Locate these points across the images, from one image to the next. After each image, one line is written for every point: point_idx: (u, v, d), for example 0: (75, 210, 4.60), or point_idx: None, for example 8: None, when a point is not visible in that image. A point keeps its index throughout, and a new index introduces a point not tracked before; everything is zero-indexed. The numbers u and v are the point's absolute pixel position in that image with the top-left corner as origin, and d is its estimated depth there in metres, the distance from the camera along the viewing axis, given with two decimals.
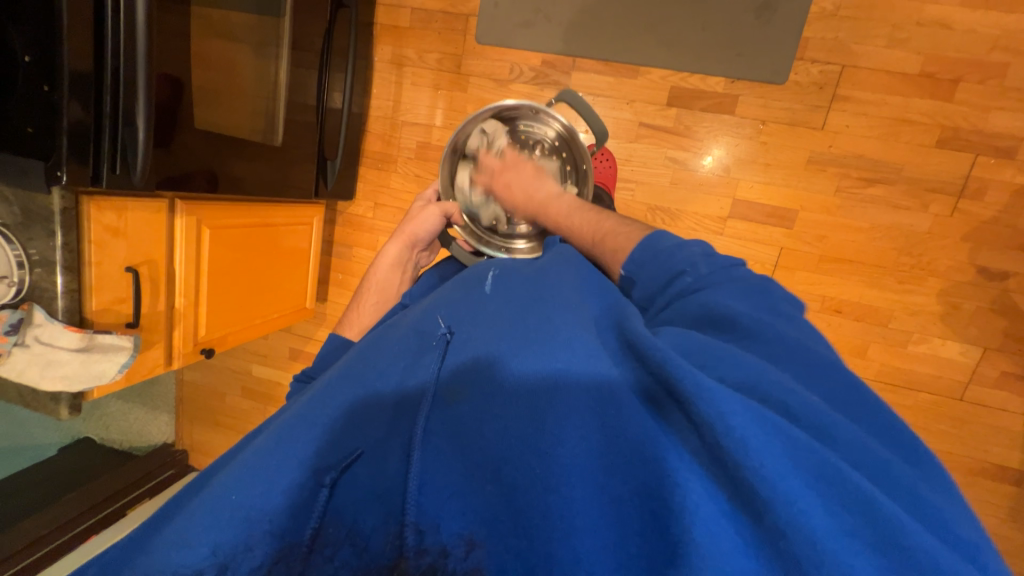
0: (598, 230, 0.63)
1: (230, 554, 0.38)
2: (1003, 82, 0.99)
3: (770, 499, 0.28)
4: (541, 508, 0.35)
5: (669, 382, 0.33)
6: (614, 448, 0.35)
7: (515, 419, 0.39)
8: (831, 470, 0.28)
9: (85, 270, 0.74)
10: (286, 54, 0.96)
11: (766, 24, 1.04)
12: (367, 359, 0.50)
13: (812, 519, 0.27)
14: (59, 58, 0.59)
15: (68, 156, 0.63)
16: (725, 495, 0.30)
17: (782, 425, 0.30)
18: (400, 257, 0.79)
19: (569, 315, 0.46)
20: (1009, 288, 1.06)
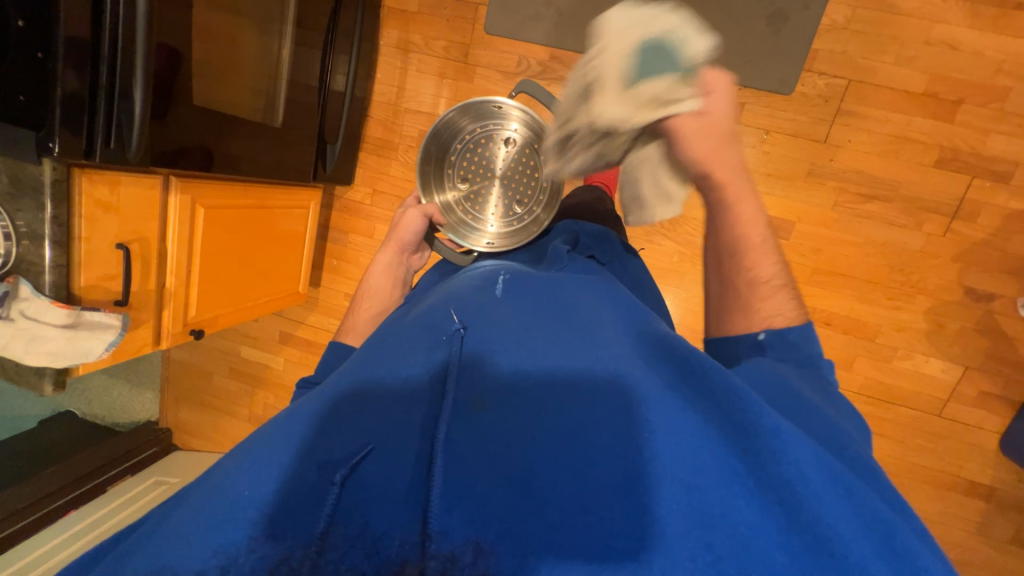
0: (767, 280, 0.56)
1: (231, 555, 0.33)
2: (1004, 106, 1.00)
3: (828, 532, 0.34)
4: (578, 513, 0.36)
5: (736, 417, 0.39)
6: (653, 468, 0.37)
7: (554, 425, 0.40)
8: (850, 487, 0.36)
9: (74, 245, 0.72)
10: (290, 33, 0.94)
11: (777, 32, 1.03)
12: (378, 355, 0.49)
13: (859, 548, 0.33)
14: (55, 24, 0.57)
15: (60, 126, 0.61)
16: (775, 521, 0.35)
17: (831, 464, 0.37)
18: (392, 264, 0.77)
19: (595, 331, 0.49)
20: (993, 310, 1.08)
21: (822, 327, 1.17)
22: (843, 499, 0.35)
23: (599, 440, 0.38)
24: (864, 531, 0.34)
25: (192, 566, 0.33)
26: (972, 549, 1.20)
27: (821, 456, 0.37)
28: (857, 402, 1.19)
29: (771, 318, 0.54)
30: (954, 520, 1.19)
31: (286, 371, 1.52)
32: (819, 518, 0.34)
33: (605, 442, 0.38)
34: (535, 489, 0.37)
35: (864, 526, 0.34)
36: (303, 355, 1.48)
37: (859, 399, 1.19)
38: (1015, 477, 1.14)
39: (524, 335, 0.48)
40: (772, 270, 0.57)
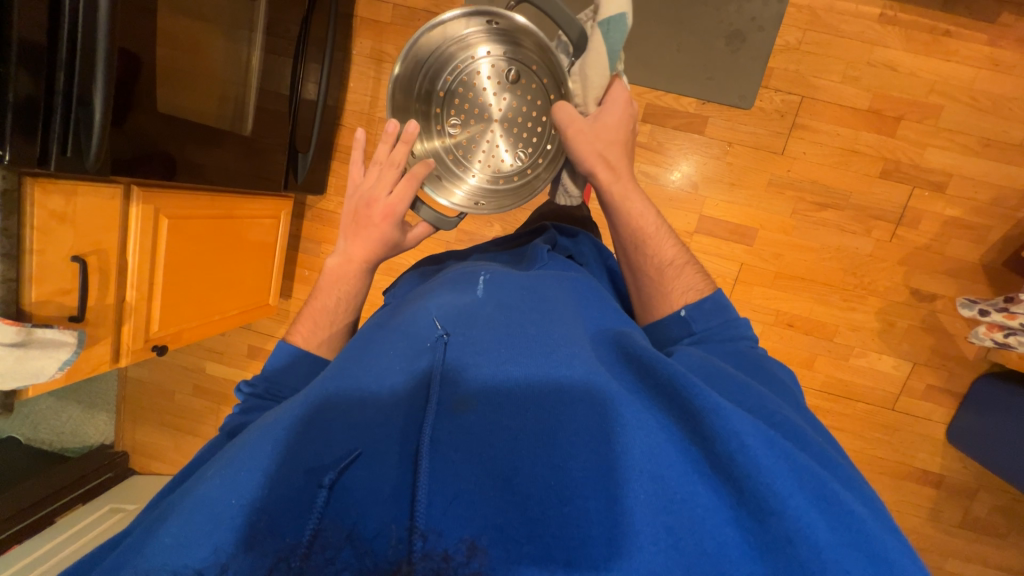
0: (664, 259, 0.67)
1: (230, 555, 0.35)
2: (938, 122, 1.10)
3: (785, 518, 0.35)
4: (559, 509, 0.37)
5: (686, 406, 0.41)
6: (627, 463, 0.38)
7: (532, 423, 0.41)
8: (803, 470, 0.38)
9: (24, 259, 0.68)
10: (260, 40, 0.92)
11: (736, 51, 1.10)
12: (360, 362, 0.49)
13: (816, 531, 0.35)
14: (9, 30, 0.55)
15: (12, 133, 0.58)
16: (733, 506, 0.37)
17: (788, 451, 0.38)
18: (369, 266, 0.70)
19: (570, 331, 0.50)
20: (936, 309, 1.17)
21: (785, 328, 1.24)
22: (795, 478, 0.37)
23: (573, 437, 0.39)
24: (817, 505, 0.36)
25: (195, 563, 0.35)
26: (925, 534, 1.27)
27: (777, 441, 0.38)
28: (819, 399, 1.25)
29: (684, 293, 0.64)
30: (908, 508, 1.27)
31: None
32: (773, 500, 0.36)
33: (579, 440, 0.39)
34: (518, 487, 0.38)
35: (823, 510, 0.36)
36: None
37: (820, 397, 1.25)
38: (960, 465, 1.23)
39: (502, 336, 0.49)
40: (674, 251, 0.68)
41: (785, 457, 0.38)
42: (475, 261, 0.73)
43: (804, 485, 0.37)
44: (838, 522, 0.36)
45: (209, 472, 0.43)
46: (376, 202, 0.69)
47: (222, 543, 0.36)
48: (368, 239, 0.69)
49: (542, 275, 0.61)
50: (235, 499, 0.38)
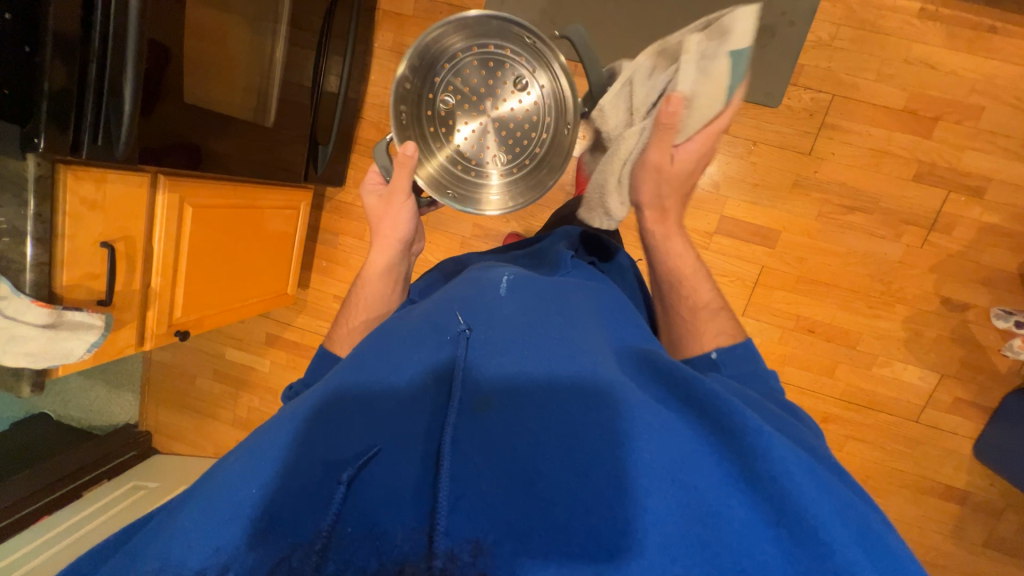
0: (695, 301, 0.67)
1: (233, 554, 0.35)
2: (978, 124, 1.04)
3: (831, 541, 0.35)
4: (581, 517, 0.36)
5: (717, 419, 0.41)
6: (652, 472, 0.37)
7: (554, 428, 0.40)
8: (827, 489, 0.38)
9: (57, 243, 0.70)
10: (283, 32, 0.93)
11: (765, 47, 1.06)
12: (381, 355, 0.49)
13: (861, 567, 0.34)
14: (45, 20, 0.56)
15: (47, 123, 0.60)
16: (780, 529, 0.36)
17: (825, 478, 0.39)
18: (389, 266, 0.76)
19: (592, 336, 0.50)
20: (968, 320, 1.12)
21: (805, 334, 1.20)
22: (831, 501, 0.37)
23: (596, 443, 0.39)
24: (848, 527, 0.36)
25: (196, 562, 0.35)
26: (947, 551, 1.23)
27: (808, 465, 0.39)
28: (838, 408, 1.22)
29: (716, 336, 0.64)
30: (929, 524, 1.23)
31: (272, 373, 1.50)
32: (799, 518, 0.36)
33: (603, 447, 0.39)
34: (539, 491, 0.37)
35: (851, 533, 0.36)
36: (290, 357, 1.46)
37: (840, 406, 1.22)
38: (987, 481, 1.18)
39: (525, 338, 0.49)
40: (709, 297, 0.68)
41: (819, 480, 0.38)
42: (491, 261, 0.73)
43: (830, 505, 0.37)
44: (866, 544, 0.35)
45: (226, 463, 0.44)
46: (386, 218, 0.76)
47: (228, 542, 0.36)
48: (386, 247, 0.75)
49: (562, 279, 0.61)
50: (253, 490, 0.38)
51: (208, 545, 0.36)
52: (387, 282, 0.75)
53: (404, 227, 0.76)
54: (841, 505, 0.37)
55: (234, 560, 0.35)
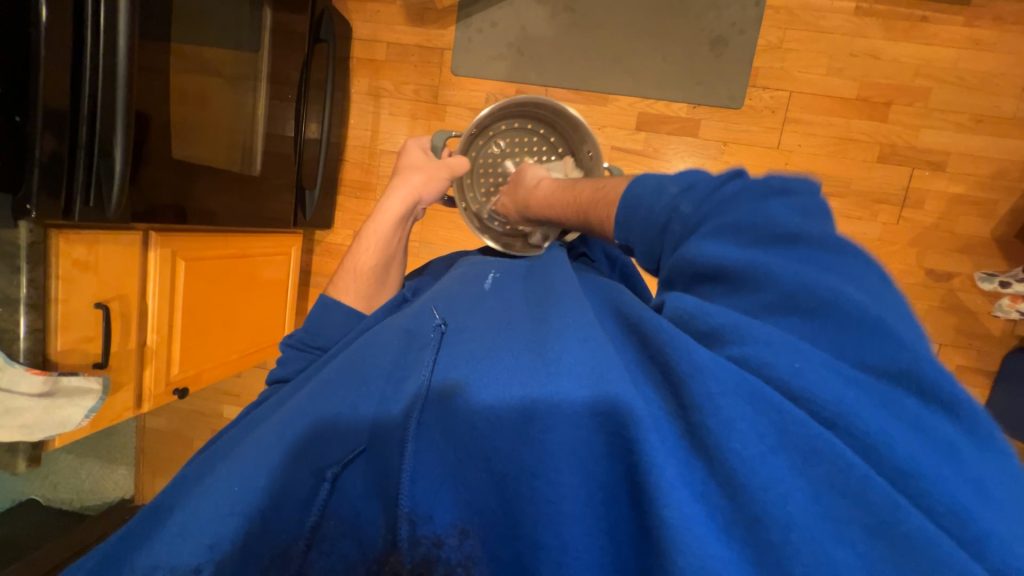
0: (580, 203, 0.67)
1: (230, 551, 0.36)
2: (928, 104, 1.11)
3: (750, 483, 0.29)
4: (526, 486, 0.34)
5: (667, 365, 0.35)
6: (606, 432, 0.34)
7: (507, 403, 0.37)
8: (793, 420, 0.29)
9: (51, 308, 0.69)
10: (264, 88, 0.97)
11: (720, 56, 1.14)
12: (359, 357, 0.47)
13: (789, 506, 0.28)
14: (36, 95, 0.57)
15: (38, 190, 0.60)
16: (707, 479, 0.31)
17: (775, 402, 0.30)
18: (403, 216, 0.77)
19: (570, 301, 0.45)
20: (954, 288, 1.16)
21: None
22: (776, 435, 0.29)
23: (551, 411, 0.35)
24: (819, 473, 0.28)
25: (187, 559, 0.36)
26: None
27: (761, 388, 0.31)
28: None
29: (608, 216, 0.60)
30: None
31: None
32: (738, 461, 0.29)
33: (561, 414, 0.35)
34: (493, 466, 0.36)
35: (809, 473, 0.28)
36: None
37: None
38: None
39: (500, 325, 0.46)
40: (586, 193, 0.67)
41: (766, 412, 0.30)
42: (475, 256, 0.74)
43: (787, 439, 0.29)
44: (826, 488, 0.28)
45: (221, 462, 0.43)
46: (415, 176, 0.80)
47: (217, 539, 0.36)
48: (405, 195, 0.78)
49: (549, 262, 0.56)
50: (236, 492, 0.38)
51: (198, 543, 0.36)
52: (397, 235, 0.77)
53: (433, 189, 0.80)
54: (816, 438, 0.29)
55: (229, 555, 0.36)
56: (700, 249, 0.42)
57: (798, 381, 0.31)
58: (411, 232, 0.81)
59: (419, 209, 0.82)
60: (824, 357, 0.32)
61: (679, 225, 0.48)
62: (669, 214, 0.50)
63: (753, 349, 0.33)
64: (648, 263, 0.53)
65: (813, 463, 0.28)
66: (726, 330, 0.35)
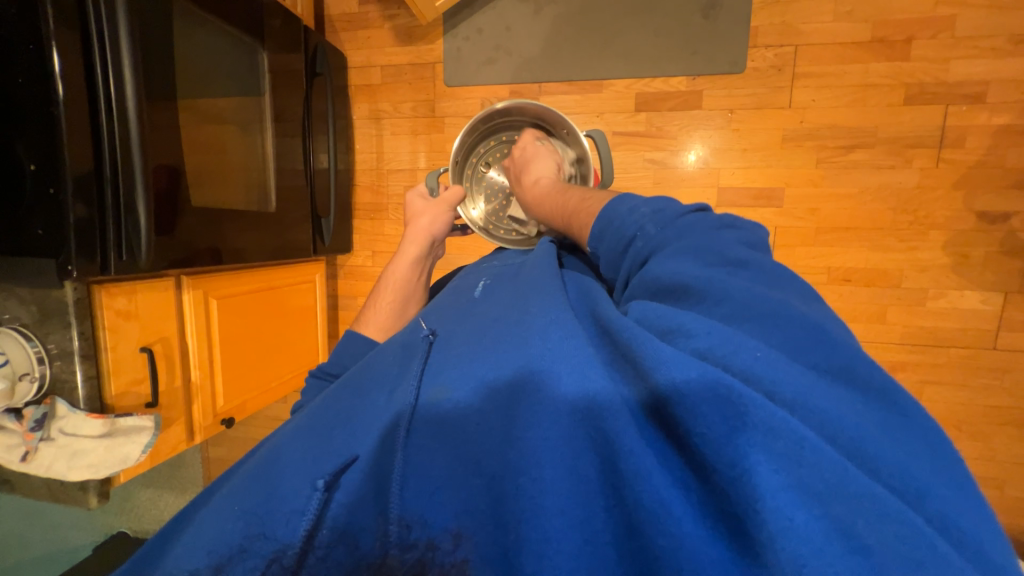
0: (568, 207, 0.66)
1: (224, 556, 0.39)
2: (955, 33, 1.02)
3: (724, 467, 0.27)
4: (512, 485, 0.34)
5: (631, 356, 0.34)
6: (583, 426, 0.33)
7: (489, 405, 0.38)
8: (751, 401, 0.27)
9: (102, 356, 0.75)
10: (270, 128, 1.02)
11: (713, 22, 1.10)
12: (360, 374, 0.49)
13: (761, 476, 0.25)
14: (64, 165, 0.63)
15: (77, 252, 0.66)
16: (681, 464, 0.30)
17: (736, 386, 0.28)
18: (419, 254, 0.82)
19: (551, 303, 0.46)
20: (1014, 228, 1.05)
21: (842, 284, 1.15)
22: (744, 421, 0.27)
23: (530, 407, 0.36)
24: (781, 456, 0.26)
25: (192, 565, 0.39)
26: None
27: (724, 375, 0.29)
28: (905, 352, 1.13)
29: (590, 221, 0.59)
30: None
31: None
32: (707, 439, 0.28)
33: (536, 409, 0.35)
34: (479, 465, 0.36)
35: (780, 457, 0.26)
36: None
37: (905, 350, 1.13)
38: None
39: (486, 330, 0.47)
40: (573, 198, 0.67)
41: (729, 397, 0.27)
42: (475, 263, 0.76)
43: (749, 424, 0.27)
44: (798, 469, 0.25)
45: (225, 486, 0.45)
46: (423, 215, 0.84)
47: (217, 548, 0.39)
48: (417, 235, 0.82)
49: (533, 265, 0.57)
50: (238, 510, 0.40)
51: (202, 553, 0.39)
52: (416, 272, 0.82)
53: (443, 225, 0.83)
54: (784, 423, 0.26)
55: (225, 560, 0.38)
56: (671, 266, 0.43)
57: (759, 371, 0.30)
58: (433, 269, 0.86)
59: (438, 244, 0.86)
60: (788, 363, 0.31)
61: (642, 242, 0.49)
62: (635, 231, 0.50)
63: (703, 343, 0.33)
64: (610, 274, 0.54)
65: (783, 452, 0.26)
66: (684, 324, 0.35)
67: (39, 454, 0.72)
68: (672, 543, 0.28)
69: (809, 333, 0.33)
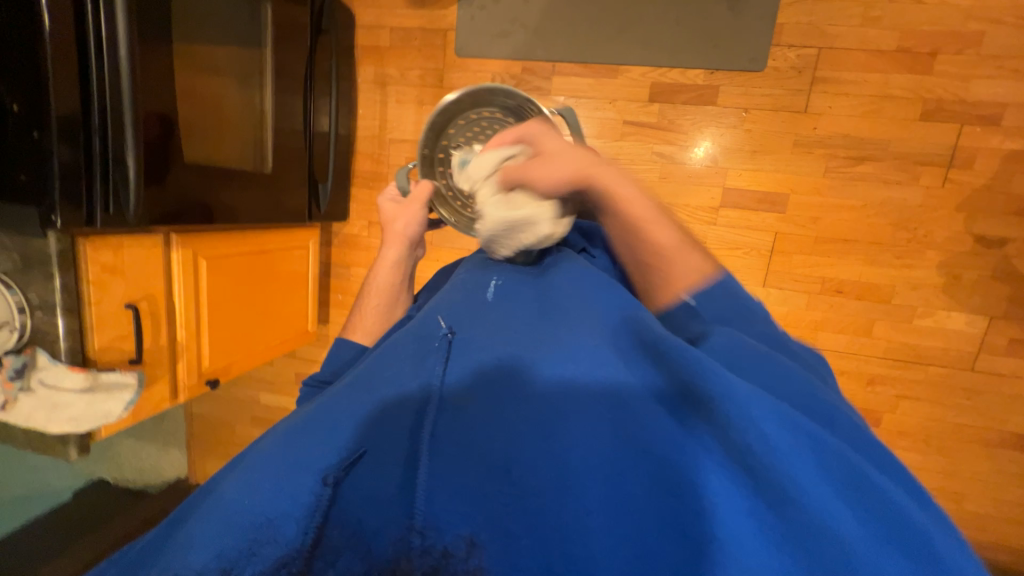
0: (653, 234, 0.59)
1: (235, 559, 0.36)
2: (981, 50, 1.00)
3: (779, 483, 0.34)
4: (560, 497, 0.39)
5: (687, 386, 0.39)
6: (634, 443, 0.39)
7: (531, 419, 0.42)
8: (807, 431, 0.35)
9: (86, 310, 0.74)
10: (270, 84, 0.98)
11: (739, 15, 1.06)
12: (375, 367, 0.50)
13: (811, 498, 0.33)
14: (49, 108, 0.60)
15: (61, 200, 0.64)
16: (733, 481, 0.36)
17: (795, 419, 0.35)
18: (396, 259, 0.82)
19: (586, 324, 0.50)
20: (1009, 254, 1.06)
21: (834, 296, 1.16)
22: (799, 447, 0.34)
23: (574, 422, 0.41)
24: (817, 469, 0.34)
25: (194, 565, 0.35)
26: None
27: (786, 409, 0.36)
28: (885, 367, 1.16)
29: (686, 278, 0.55)
30: (1006, 477, 1.14)
31: None
32: (766, 462, 0.34)
33: (587, 424, 0.41)
34: (517, 477, 0.40)
35: (822, 476, 0.34)
36: None
37: (886, 365, 1.16)
38: None
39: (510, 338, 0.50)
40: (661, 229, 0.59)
41: (795, 431, 0.35)
42: (482, 252, 0.76)
43: (805, 449, 0.34)
44: (838, 486, 0.33)
45: (219, 485, 0.43)
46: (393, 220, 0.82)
47: (228, 547, 0.37)
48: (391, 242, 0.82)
49: (553, 280, 0.62)
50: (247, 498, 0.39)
51: (206, 549, 0.36)
52: (397, 277, 0.82)
53: (414, 224, 0.81)
54: (820, 444, 0.34)
55: (233, 565, 0.36)
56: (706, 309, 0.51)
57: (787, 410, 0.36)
58: (414, 270, 0.85)
59: (416, 245, 0.85)
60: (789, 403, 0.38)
61: (763, 321, 0.50)
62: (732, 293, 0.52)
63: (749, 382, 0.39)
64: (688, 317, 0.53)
65: (826, 470, 0.34)
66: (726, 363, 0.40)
67: (17, 404, 0.71)
68: (725, 551, 0.34)
69: (772, 367, 0.44)
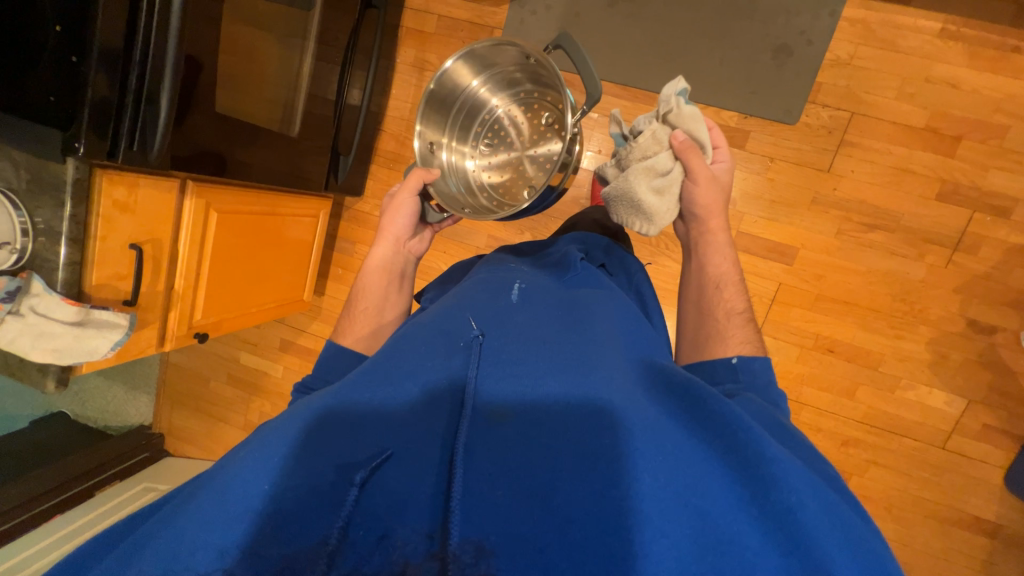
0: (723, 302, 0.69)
1: (248, 551, 0.34)
2: (1003, 143, 1.03)
3: (814, 537, 0.35)
4: (599, 527, 0.36)
5: (726, 434, 0.42)
6: (677, 483, 0.37)
7: (568, 438, 0.41)
8: (827, 495, 0.38)
9: (89, 244, 0.73)
10: (311, 48, 0.96)
11: (781, 66, 1.08)
12: (401, 363, 0.49)
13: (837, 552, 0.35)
14: (93, 33, 0.59)
15: (88, 129, 0.63)
16: (768, 530, 0.36)
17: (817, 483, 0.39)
18: (388, 258, 0.83)
19: (615, 353, 0.52)
20: (996, 343, 1.09)
21: (825, 353, 1.18)
22: (821, 500, 0.38)
23: (613, 444, 0.40)
24: (832, 520, 0.37)
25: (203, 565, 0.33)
26: None
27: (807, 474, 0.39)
28: (860, 431, 1.18)
29: (725, 342, 0.64)
30: (958, 558, 1.17)
31: (284, 379, 1.51)
32: (799, 512, 0.36)
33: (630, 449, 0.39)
34: (554, 501, 0.37)
35: (843, 533, 0.36)
36: (301, 364, 1.48)
37: (862, 429, 1.18)
38: (1019, 514, 1.12)
39: (541, 352, 0.50)
40: (735, 303, 0.69)
41: (814, 487, 0.39)
42: (495, 256, 0.78)
43: (826, 508, 0.37)
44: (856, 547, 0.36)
45: (221, 476, 0.40)
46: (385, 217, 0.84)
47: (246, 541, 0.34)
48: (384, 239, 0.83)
49: (575, 298, 0.63)
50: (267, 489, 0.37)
51: (215, 544, 0.34)
52: (388, 276, 0.82)
53: (406, 220, 0.83)
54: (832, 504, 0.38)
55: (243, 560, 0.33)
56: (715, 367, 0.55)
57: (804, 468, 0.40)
58: (407, 268, 0.85)
59: (410, 245, 0.86)
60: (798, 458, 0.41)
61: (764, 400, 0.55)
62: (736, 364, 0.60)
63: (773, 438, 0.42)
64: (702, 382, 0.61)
65: (845, 530, 0.37)
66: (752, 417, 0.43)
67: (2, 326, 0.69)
68: None
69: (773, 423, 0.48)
